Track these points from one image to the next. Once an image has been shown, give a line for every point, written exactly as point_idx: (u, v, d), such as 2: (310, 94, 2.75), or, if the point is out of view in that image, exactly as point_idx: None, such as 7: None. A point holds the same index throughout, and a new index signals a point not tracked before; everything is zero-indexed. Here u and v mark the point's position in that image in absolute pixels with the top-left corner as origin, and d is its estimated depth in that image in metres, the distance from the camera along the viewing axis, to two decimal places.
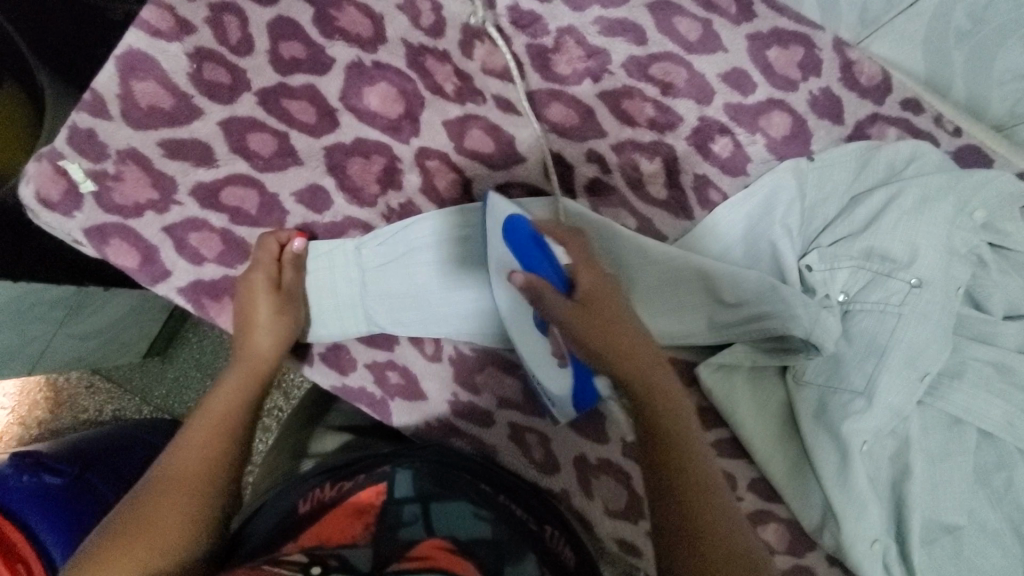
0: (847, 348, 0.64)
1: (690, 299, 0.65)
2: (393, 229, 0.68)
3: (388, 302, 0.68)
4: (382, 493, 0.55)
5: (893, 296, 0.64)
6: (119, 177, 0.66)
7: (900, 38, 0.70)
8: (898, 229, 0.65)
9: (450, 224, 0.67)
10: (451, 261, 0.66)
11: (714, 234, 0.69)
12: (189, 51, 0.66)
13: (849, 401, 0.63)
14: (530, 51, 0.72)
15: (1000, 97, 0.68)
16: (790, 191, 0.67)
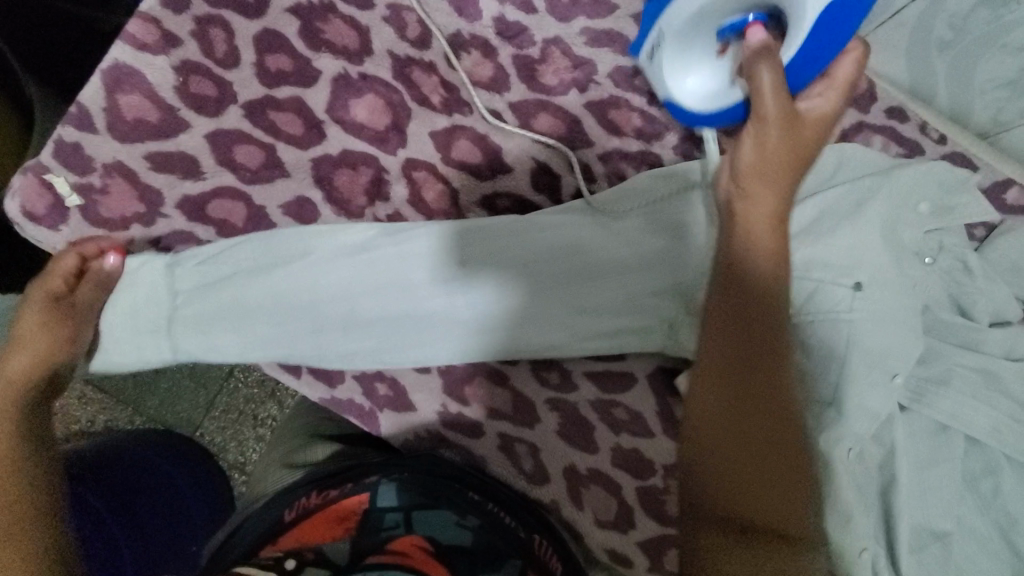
0: (808, 362, 0.63)
1: (514, 310, 0.63)
2: (216, 250, 0.66)
3: (196, 322, 0.65)
4: (364, 502, 0.55)
5: (841, 303, 0.62)
6: (105, 191, 0.66)
7: (884, 48, 0.71)
8: (845, 234, 0.63)
9: (330, 239, 0.65)
10: (266, 281, 0.64)
11: (597, 242, 0.64)
12: (174, 64, 0.65)
13: (822, 414, 0.62)
14: (517, 62, 0.72)
15: (982, 106, 0.69)
16: (646, 199, 0.66)
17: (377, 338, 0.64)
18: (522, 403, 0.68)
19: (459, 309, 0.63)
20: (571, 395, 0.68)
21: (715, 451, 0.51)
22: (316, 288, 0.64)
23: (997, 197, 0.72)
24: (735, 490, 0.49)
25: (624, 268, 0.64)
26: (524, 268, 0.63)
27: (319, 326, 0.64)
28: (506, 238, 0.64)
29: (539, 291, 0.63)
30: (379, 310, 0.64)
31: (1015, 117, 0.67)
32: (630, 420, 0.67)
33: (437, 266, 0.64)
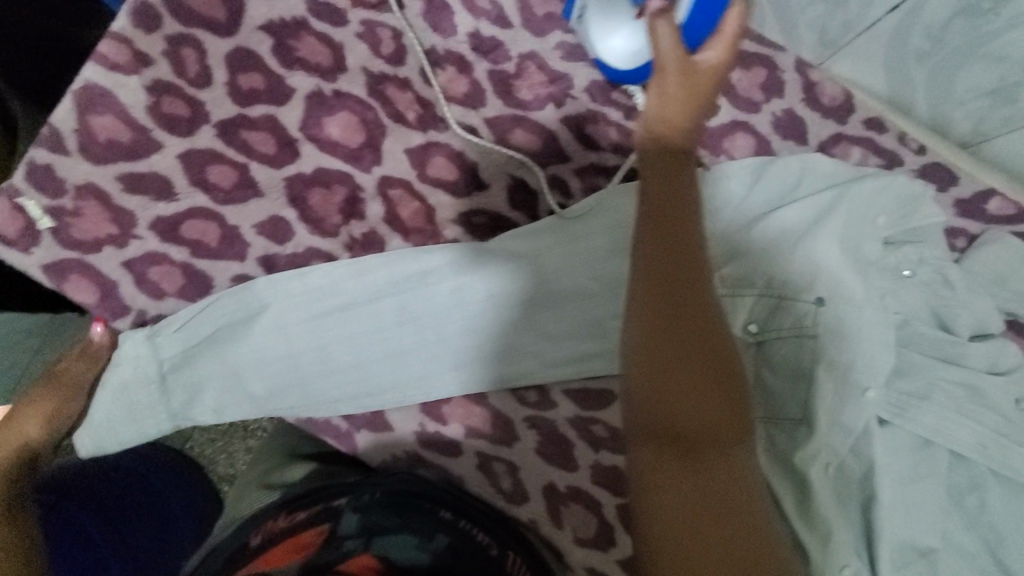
0: (774, 378, 0.65)
1: (486, 337, 0.67)
2: (190, 312, 0.66)
3: (185, 392, 0.66)
4: (323, 534, 0.55)
5: (802, 320, 0.64)
6: (77, 213, 0.64)
7: (861, 57, 0.70)
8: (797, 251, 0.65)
9: (310, 285, 0.67)
10: (248, 337, 0.65)
11: (563, 271, 0.67)
12: (147, 84, 0.64)
13: (794, 431, 0.63)
14: (492, 77, 0.72)
15: (963, 116, 0.68)
16: (605, 222, 0.67)
17: (359, 374, 0.67)
18: (501, 422, 0.68)
19: (432, 338, 0.66)
20: (549, 413, 0.68)
21: (650, 371, 0.44)
22: (298, 328, 0.66)
23: (979, 207, 0.71)
24: (678, 409, 0.43)
25: (588, 294, 0.67)
26: (493, 297, 0.66)
27: (302, 367, 0.66)
28: (475, 264, 0.66)
29: (509, 316, 0.67)
30: (359, 343, 0.66)
31: (997, 127, 0.66)
32: (610, 437, 0.67)
33: (399, 296, 0.67)
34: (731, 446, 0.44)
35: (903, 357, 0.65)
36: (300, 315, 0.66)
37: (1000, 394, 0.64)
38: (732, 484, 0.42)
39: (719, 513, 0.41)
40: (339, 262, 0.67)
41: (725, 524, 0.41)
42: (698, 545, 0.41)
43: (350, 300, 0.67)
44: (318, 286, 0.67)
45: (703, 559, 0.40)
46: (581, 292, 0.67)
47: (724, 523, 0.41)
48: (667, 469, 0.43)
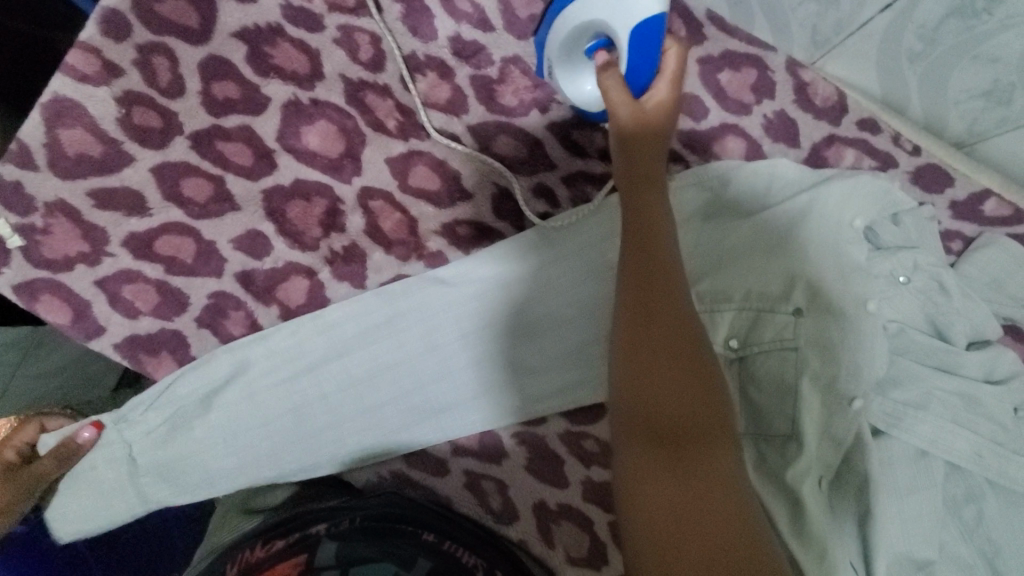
0: (761, 397, 0.63)
1: (472, 377, 0.66)
2: (154, 393, 0.65)
3: (157, 472, 0.65)
4: (300, 565, 0.54)
5: (785, 332, 0.63)
6: (47, 231, 0.62)
7: (851, 58, 0.66)
8: (773, 262, 0.65)
9: (272, 340, 0.65)
10: (221, 402, 0.65)
11: (545, 296, 0.65)
12: (117, 95, 0.61)
13: (785, 446, 0.61)
14: (474, 82, 0.69)
15: (958, 116, 0.64)
16: (580, 246, 0.65)
17: (335, 419, 0.65)
18: (489, 439, 0.67)
19: (405, 388, 0.65)
20: (538, 428, 0.66)
21: (632, 369, 0.45)
22: (273, 370, 0.65)
23: (973, 210, 0.69)
24: (658, 405, 0.44)
25: (567, 319, 0.65)
26: (475, 325, 0.65)
27: (274, 416, 0.65)
28: (462, 290, 0.65)
29: (490, 349, 0.65)
30: (337, 378, 0.65)
31: (991, 127, 0.63)
32: (601, 453, 0.65)
33: (370, 336, 0.66)
34: (714, 440, 0.44)
35: (900, 367, 0.63)
36: (264, 374, 0.65)
37: (998, 403, 0.63)
38: (720, 479, 0.42)
39: (704, 508, 0.40)
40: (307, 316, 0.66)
41: (714, 522, 0.40)
42: (686, 542, 0.39)
43: (318, 352, 0.66)
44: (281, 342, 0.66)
45: (690, 557, 0.39)
46: (566, 320, 0.65)
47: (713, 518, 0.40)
48: (649, 465, 0.43)
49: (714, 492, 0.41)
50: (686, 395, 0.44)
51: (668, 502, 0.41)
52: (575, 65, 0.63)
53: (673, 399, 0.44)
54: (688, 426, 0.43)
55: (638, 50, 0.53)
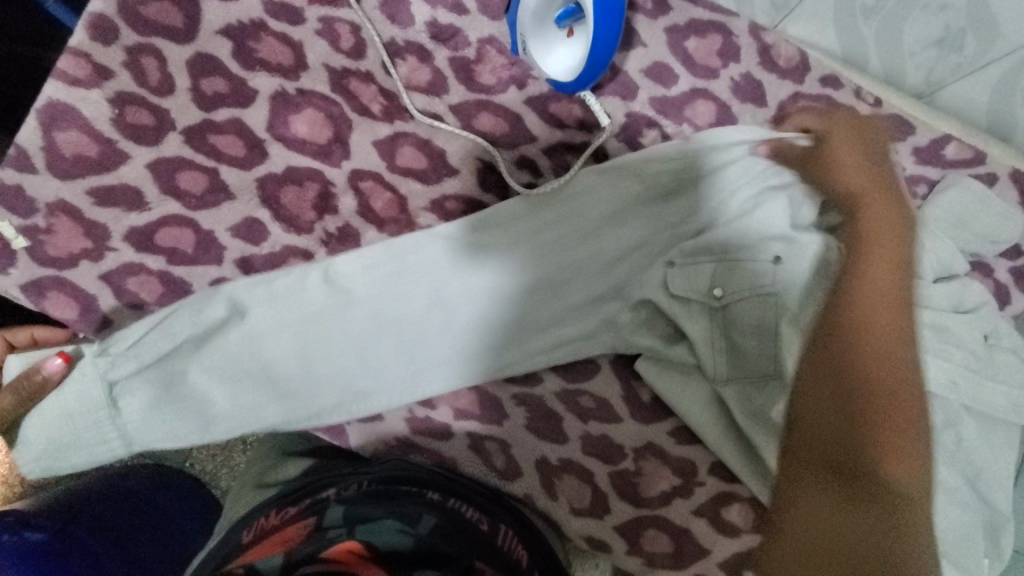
0: (743, 338, 0.66)
1: (471, 324, 0.67)
2: (143, 330, 0.66)
3: (151, 407, 0.66)
4: (308, 526, 0.54)
5: (766, 278, 0.66)
6: (50, 231, 0.64)
7: (812, 19, 0.71)
8: (757, 211, 0.67)
9: (275, 288, 0.67)
10: (217, 346, 0.66)
11: (541, 252, 0.67)
12: (110, 96, 0.64)
13: (768, 388, 0.65)
14: (453, 64, 0.73)
15: (914, 67, 0.69)
16: (569, 204, 0.68)
17: (343, 375, 0.67)
18: (489, 401, 0.69)
19: (409, 337, 0.67)
20: (536, 389, 0.69)
21: (808, 384, 0.48)
22: (276, 324, 0.66)
23: (935, 153, 0.72)
24: (832, 423, 0.46)
25: (562, 277, 0.67)
26: (474, 271, 0.67)
27: (277, 371, 0.66)
28: (462, 252, 0.67)
29: (493, 306, 0.67)
30: (347, 341, 0.67)
31: (946, 76, 0.68)
32: (597, 408, 0.69)
33: (377, 296, 0.67)
34: (894, 489, 0.43)
35: None
36: (262, 325, 0.66)
37: (971, 332, 0.66)
38: (894, 521, 0.42)
39: (838, 538, 0.43)
40: (314, 267, 0.67)
41: (826, 540, 0.43)
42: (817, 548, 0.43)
43: (322, 305, 0.66)
44: (283, 291, 0.67)
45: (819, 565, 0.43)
46: (564, 272, 0.67)
47: (832, 532, 0.43)
48: (814, 481, 0.46)
49: (873, 530, 0.42)
50: (872, 423, 0.45)
51: (817, 517, 0.44)
52: (546, 39, 0.68)
53: (863, 415, 0.45)
54: (855, 446, 0.45)
55: (603, 18, 0.62)
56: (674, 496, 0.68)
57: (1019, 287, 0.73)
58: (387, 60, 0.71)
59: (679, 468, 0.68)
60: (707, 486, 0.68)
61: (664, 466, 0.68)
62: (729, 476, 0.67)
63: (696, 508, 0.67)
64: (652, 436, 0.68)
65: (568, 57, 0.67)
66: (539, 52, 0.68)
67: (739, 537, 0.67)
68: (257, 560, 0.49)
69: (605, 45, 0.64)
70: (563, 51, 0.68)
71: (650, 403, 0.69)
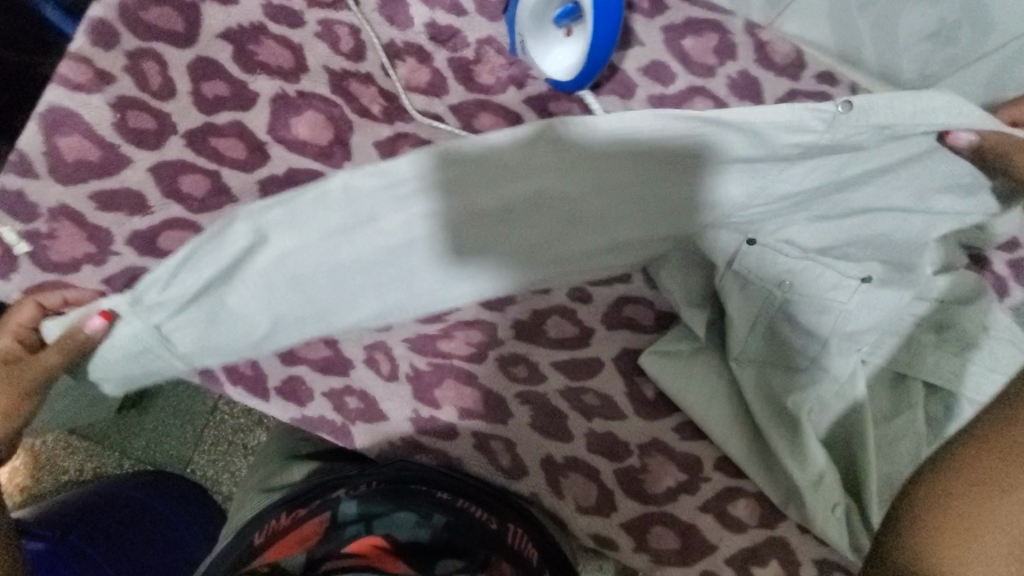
0: (790, 334, 0.68)
1: (527, 235, 0.63)
2: (171, 267, 0.58)
3: (197, 337, 0.62)
4: (327, 520, 0.58)
5: (840, 292, 0.66)
6: (53, 235, 0.65)
7: (807, 15, 0.72)
8: (853, 202, 0.66)
9: (298, 206, 0.57)
10: (250, 274, 0.59)
11: (609, 203, 0.63)
12: (110, 100, 0.63)
13: (795, 376, 0.67)
14: (452, 64, 0.74)
15: (910, 62, 0.71)
16: (648, 158, 0.61)
17: (387, 293, 0.62)
18: (493, 400, 0.69)
19: (458, 255, 0.62)
20: (539, 386, 0.68)
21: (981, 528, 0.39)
22: (307, 241, 0.58)
23: None
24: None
25: (626, 216, 0.64)
26: (535, 188, 0.61)
27: (318, 291, 0.61)
28: (518, 160, 0.60)
29: (542, 229, 0.63)
30: (362, 265, 0.60)
31: (942, 70, 0.70)
32: (602, 406, 0.69)
33: (438, 232, 0.61)
34: None
35: (892, 313, 0.68)
36: (297, 246, 0.58)
37: (972, 321, 0.67)
38: None
39: None
40: (337, 181, 0.57)
41: None
42: None
43: (364, 219, 0.59)
44: (307, 207, 0.58)
45: None
46: (636, 221, 0.65)
47: None
48: None
49: None
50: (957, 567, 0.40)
51: None
52: (545, 39, 0.68)
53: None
54: None
55: (603, 18, 0.63)
56: (679, 492, 0.68)
57: (1016, 279, 0.73)
58: (385, 61, 0.73)
59: (684, 464, 0.68)
60: (713, 482, 0.67)
61: (669, 462, 0.68)
62: (734, 471, 0.68)
63: (703, 503, 0.67)
64: (657, 432, 0.68)
65: (566, 57, 0.68)
66: (538, 51, 0.68)
67: (745, 532, 0.67)
68: (284, 560, 0.55)
69: (604, 45, 0.65)
70: (562, 50, 0.68)
71: (653, 399, 0.69)
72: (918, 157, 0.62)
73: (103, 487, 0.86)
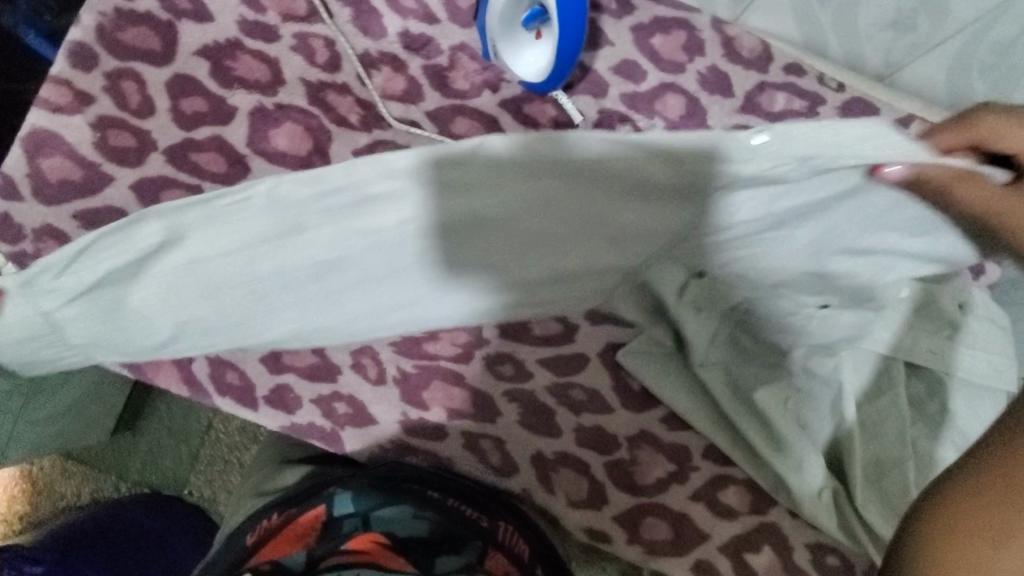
0: (756, 348, 0.72)
1: (436, 256, 0.62)
2: (69, 255, 0.57)
3: (88, 330, 0.62)
4: (321, 515, 0.59)
5: (804, 316, 0.70)
6: (39, 255, 0.65)
7: (771, 10, 0.74)
8: (798, 230, 0.66)
9: (200, 215, 0.57)
10: (153, 273, 0.59)
11: (540, 235, 0.64)
12: (92, 121, 0.65)
13: (764, 373, 0.70)
14: (427, 72, 0.75)
15: (873, 51, 0.73)
16: (573, 193, 0.62)
17: (303, 312, 0.63)
18: (480, 399, 0.69)
19: (370, 268, 0.61)
20: (526, 384, 0.69)
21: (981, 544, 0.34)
22: (212, 251, 0.59)
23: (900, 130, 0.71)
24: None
25: (562, 244, 0.65)
26: (442, 216, 0.60)
27: (221, 297, 0.61)
28: (429, 189, 0.58)
29: (472, 262, 0.64)
30: (283, 280, 0.61)
31: (905, 56, 0.71)
32: (589, 400, 0.69)
33: (361, 266, 0.61)
34: None
35: (869, 319, 0.70)
36: (197, 250, 0.58)
37: (947, 299, 0.70)
38: None
39: None
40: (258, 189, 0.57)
41: None
42: None
43: (260, 240, 0.58)
44: (213, 217, 0.57)
45: None
46: (573, 255, 0.66)
47: None
48: None
49: None
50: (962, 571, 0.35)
51: None
52: (515, 42, 0.70)
53: None
54: None
55: (569, 22, 0.64)
56: (670, 482, 0.68)
57: None
58: (361, 71, 0.73)
59: (674, 455, 0.69)
60: (702, 471, 0.68)
61: (658, 453, 0.69)
62: (723, 459, 0.68)
63: (693, 492, 0.68)
64: (645, 424, 0.69)
65: (537, 58, 0.70)
66: (510, 54, 0.70)
67: (737, 519, 0.67)
68: (283, 558, 0.56)
69: (573, 46, 0.66)
70: (534, 52, 0.70)
71: (639, 392, 0.70)
72: (851, 191, 0.61)
73: (102, 510, 0.86)
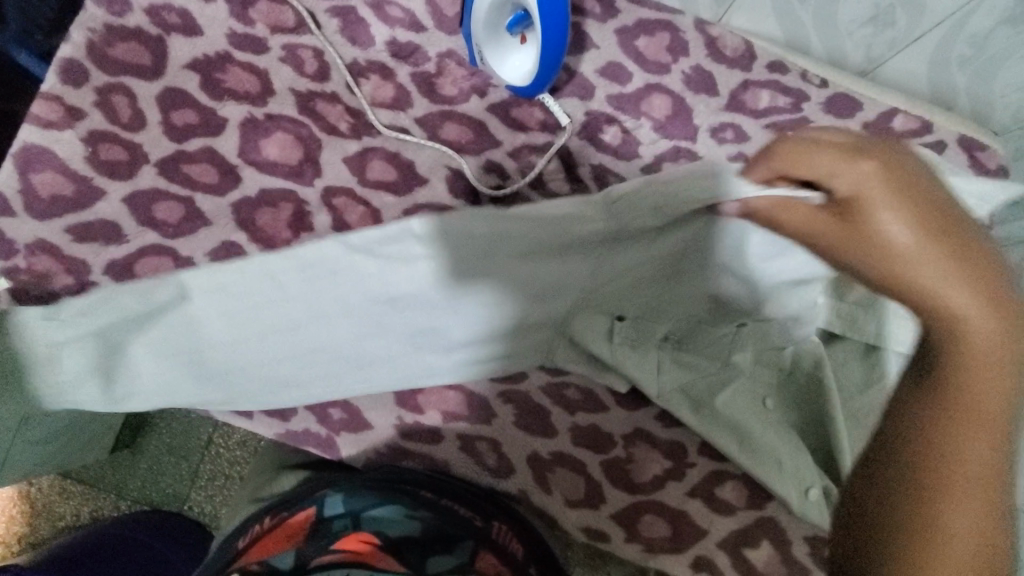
0: (705, 368, 0.67)
1: (391, 317, 0.62)
2: (94, 300, 0.64)
3: (82, 370, 0.64)
4: (311, 516, 0.58)
5: (725, 340, 0.68)
6: (32, 271, 0.65)
7: (753, 10, 0.75)
8: (721, 277, 0.65)
9: (210, 282, 0.62)
10: (159, 325, 0.64)
11: (480, 288, 0.61)
12: (82, 136, 0.66)
13: (718, 388, 0.67)
14: (415, 79, 0.76)
15: (854, 47, 0.74)
16: (525, 245, 0.60)
17: (261, 370, 0.65)
18: (476, 401, 0.69)
19: (336, 331, 0.62)
20: (521, 385, 0.68)
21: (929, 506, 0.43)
22: (213, 313, 0.63)
23: (885, 126, 0.73)
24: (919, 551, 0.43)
25: (504, 301, 0.62)
26: (400, 286, 0.61)
27: (201, 354, 0.64)
28: (389, 258, 0.61)
29: (410, 316, 0.62)
30: (265, 329, 0.63)
31: (885, 52, 0.72)
32: (583, 399, 0.69)
33: (295, 331, 0.63)
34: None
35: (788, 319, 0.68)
36: (194, 314, 0.63)
37: None
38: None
39: None
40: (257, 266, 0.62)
41: None
42: None
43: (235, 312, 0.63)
44: (214, 288, 0.62)
45: None
46: (509, 308, 0.62)
47: None
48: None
49: None
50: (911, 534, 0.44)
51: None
52: (500, 47, 0.71)
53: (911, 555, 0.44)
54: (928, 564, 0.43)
55: (549, 29, 0.65)
56: (667, 479, 0.69)
57: None
58: (350, 80, 0.74)
59: (671, 452, 0.69)
60: (699, 467, 0.68)
61: (654, 450, 0.69)
62: (721, 455, 0.68)
63: (691, 488, 0.68)
64: (640, 422, 0.69)
65: (522, 62, 0.71)
66: (495, 58, 0.71)
67: (734, 514, 0.68)
68: (271, 558, 0.55)
69: (554, 52, 0.67)
70: (519, 57, 0.71)
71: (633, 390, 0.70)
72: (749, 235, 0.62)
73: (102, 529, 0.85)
